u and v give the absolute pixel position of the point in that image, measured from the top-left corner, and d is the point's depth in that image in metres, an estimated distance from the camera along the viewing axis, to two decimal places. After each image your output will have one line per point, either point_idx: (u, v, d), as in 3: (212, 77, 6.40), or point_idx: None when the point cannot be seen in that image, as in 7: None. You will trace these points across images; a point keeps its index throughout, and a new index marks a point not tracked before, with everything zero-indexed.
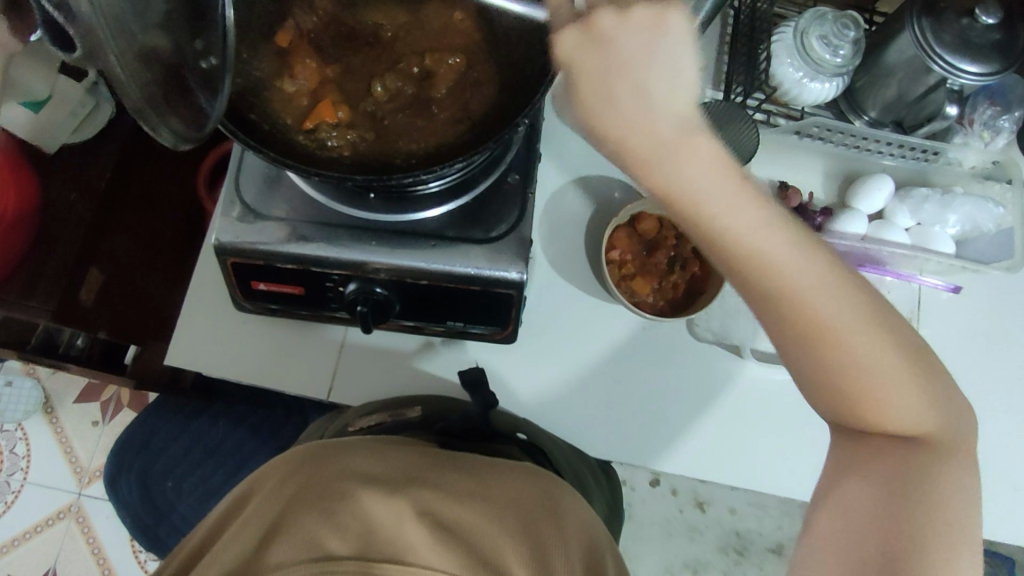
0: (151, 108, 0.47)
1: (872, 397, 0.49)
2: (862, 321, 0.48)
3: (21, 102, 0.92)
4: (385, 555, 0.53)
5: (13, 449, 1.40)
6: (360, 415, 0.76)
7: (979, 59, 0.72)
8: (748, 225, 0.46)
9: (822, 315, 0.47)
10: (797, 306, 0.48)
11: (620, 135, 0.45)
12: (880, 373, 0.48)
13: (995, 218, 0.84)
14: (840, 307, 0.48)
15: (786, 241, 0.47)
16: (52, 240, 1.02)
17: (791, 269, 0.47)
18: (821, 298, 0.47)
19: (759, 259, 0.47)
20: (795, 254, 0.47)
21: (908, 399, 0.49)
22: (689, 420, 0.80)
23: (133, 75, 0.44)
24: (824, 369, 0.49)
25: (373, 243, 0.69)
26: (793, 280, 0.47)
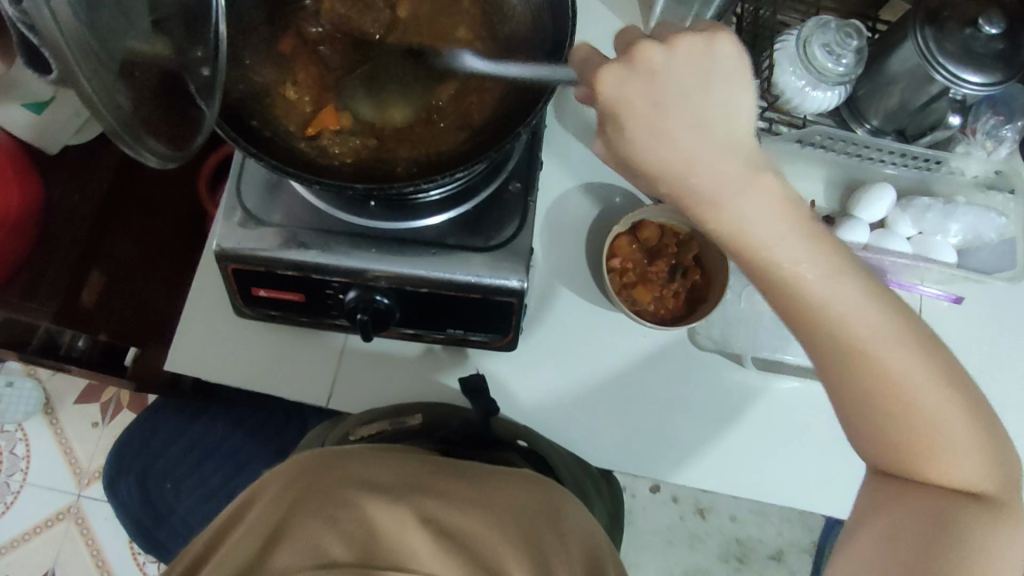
0: (137, 130, 0.46)
1: (927, 449, 0.50)
2: (926, 369, 0.50)
3: (24, 103, 0.90)
4: (389, 563, 0.54)
5: (13, 450, 1.40)
6: (360, 424, 0.76)
7: (983, 69, 0.71)
8: (819, 272, 0.49)
9: (889, 364, 0.49)
10: (863, 356, 0.49)
11: (682, 167, 0.48)
12: (940, 424, 0.50)
13: (997, 227, 0.84)
14: (908, 356, 0.49)
15: (857, 292, 0.49)
16: (53, 241, 1.02)
17: (861, 317, 0.49)
18: (889, 347, 0.49)
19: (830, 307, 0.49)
20: (870, 305, 0.50)
21: (964, 456, 0.50)
22: (689, 428, 0.80)
23: (112, 97, 0.44)
24: (881, 415, 0.50)
25: (373, 250, 0.69)
26: (864, 329, 0.49)
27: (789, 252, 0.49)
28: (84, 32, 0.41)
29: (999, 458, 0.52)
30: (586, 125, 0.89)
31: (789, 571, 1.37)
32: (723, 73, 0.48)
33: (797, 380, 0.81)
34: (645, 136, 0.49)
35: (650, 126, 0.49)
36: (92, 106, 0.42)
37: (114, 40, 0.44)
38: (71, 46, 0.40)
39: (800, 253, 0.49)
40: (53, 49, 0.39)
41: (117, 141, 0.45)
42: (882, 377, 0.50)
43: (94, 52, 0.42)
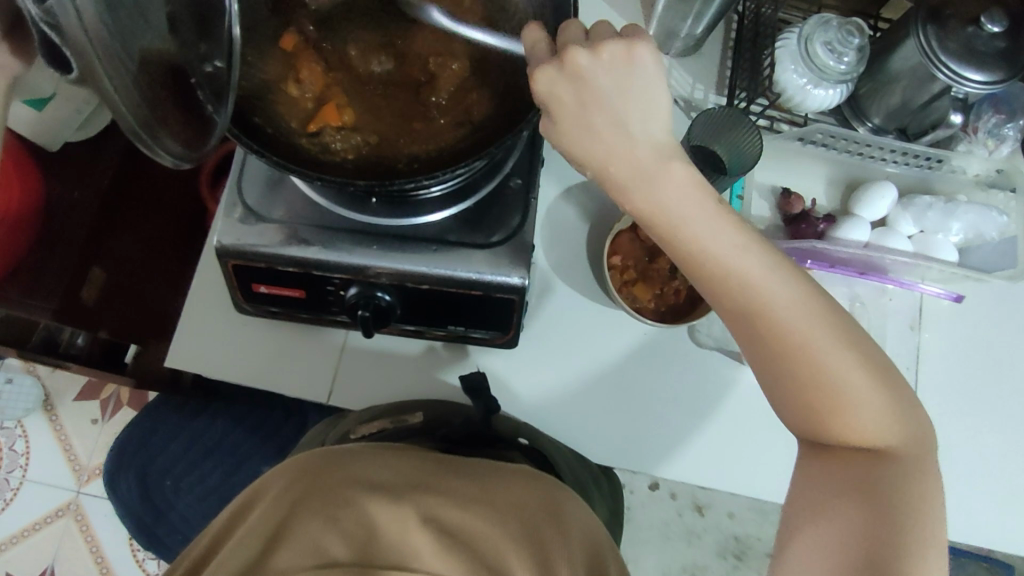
0: (153, 129, 0.46)
1: (839, 415, 0.50)
2: (831, 335, 0.50)
3: (24, 99, 0.90)
4: (389, 562, 0.55)
5: (13, 447, 1.40)
6: (361, 422, 0.76)
7: (985, 67, 0.71)
8: (721, 244, 0.50)
9: (790, 326, 0.50)
10: (769, 321, 0.50)
11: (604, 158, 0.51)
12: (847, 389, 0.49)
13: (999, 226, 0.83)
14: (808, 321, 0.50)
15: (761, 264, 0.50)
16: (58, 239, 1.02)
17: (760, 281, 0.50)
18: (790, 312, 0.50)
19: (735, 277, 0.50)
20: (773, 274, 0.50)
21: (877, 421, 0.50)
22: (689, 426, 0.80)
23: (133, 94, 0.43)
24: (787, 383, 0.50)
25: (374, 247, 0.69)
26: (767, 298, 0.50)
27: (691, 221, 0.50)
28: (105, 32, 0.40)
29: (913, 428, 0.51)
30: None
31: None
32: (640, 82, 0.50)
33: None
34: (577, 135, 0.51)
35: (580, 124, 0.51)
36: (111, 103, 0.42)
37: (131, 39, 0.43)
38: (95, 46, 0.40)
39: (701, 227, 0.50)
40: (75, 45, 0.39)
41: (134, 139, 0.45)
42: (787, 344, 0.50)
43: (115, 53, 0.41)
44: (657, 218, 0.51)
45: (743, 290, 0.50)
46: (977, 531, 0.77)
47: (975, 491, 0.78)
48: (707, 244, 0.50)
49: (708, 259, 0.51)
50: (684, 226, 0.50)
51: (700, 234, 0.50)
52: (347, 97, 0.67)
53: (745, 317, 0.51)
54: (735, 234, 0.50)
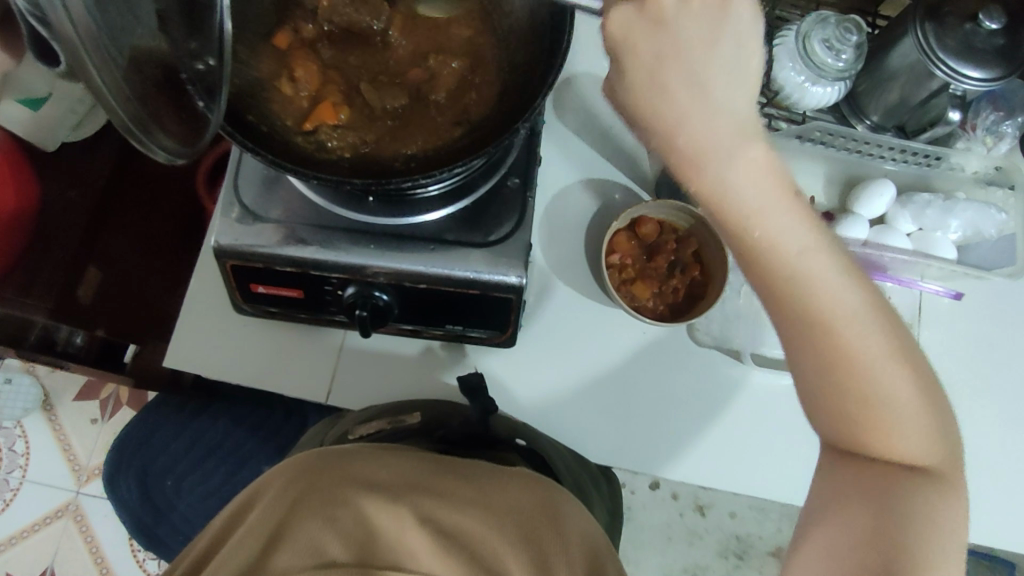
0: (145, 125, 0.46)
1: (887, 430, 0.48)
2: (888, 346, 0.48)
3: (20, 99, 0.90)
4: (388, 563, 0.55)
5: (12, 447, 1.40)
6: (359, 422, 0.76)
7: (983, 64, 0.71)
8: (794, 246, 0.46)
9: (854, 339, 0.47)
10: (834, 332, 0.47)
11: (673, 124, 0.46)
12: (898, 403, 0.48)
13: (997, 224, 0.83)
14: (870, 332, 0.47)
15: (830, 269, 0.47)
16: (48, 239, 1.02)
17: (831, 291, 0.47)
18: (856, 323, 0.47)
19: (804, 282, 0.47)
20: (841, 282, 0.47)
21: (918, 432, 0.49)
22: (687, 423, 0.80)
23: (119, 85, 0.44)
24: (840, 394, 0.48)
25: (371, 246, 0.69)
26: (836, 307, 0.47)
27: (765, 218, 0.46)
28: (91, 24, 0.41)
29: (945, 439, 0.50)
30: (585, 121, 0.89)
31: None
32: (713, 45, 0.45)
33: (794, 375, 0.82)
34: (644, 95, 0.47)
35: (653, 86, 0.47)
36: (102, 96, 0.43)
37: (120, 35, 0.44)
38: (82, 38, 0.40)
39: (775, 224, 0.46)
40: (62, 35, 0.39)
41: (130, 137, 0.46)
42: (850, 357, 0.47)
43: (103, 47, 0.42)
44: (727, 209, 0.46)
45: (811, 299, 0.47)
46: (978, 528, 0.77)
47: (976, 490, 0.78)
48: (779, 244, 0.46)
49: (780, 260, 0.46)
50: (756, 225, 0.46)
51: (774, 235, 0.46)
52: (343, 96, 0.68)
53: (807, 325, 0.47)
54: (808, 236, 0.47)
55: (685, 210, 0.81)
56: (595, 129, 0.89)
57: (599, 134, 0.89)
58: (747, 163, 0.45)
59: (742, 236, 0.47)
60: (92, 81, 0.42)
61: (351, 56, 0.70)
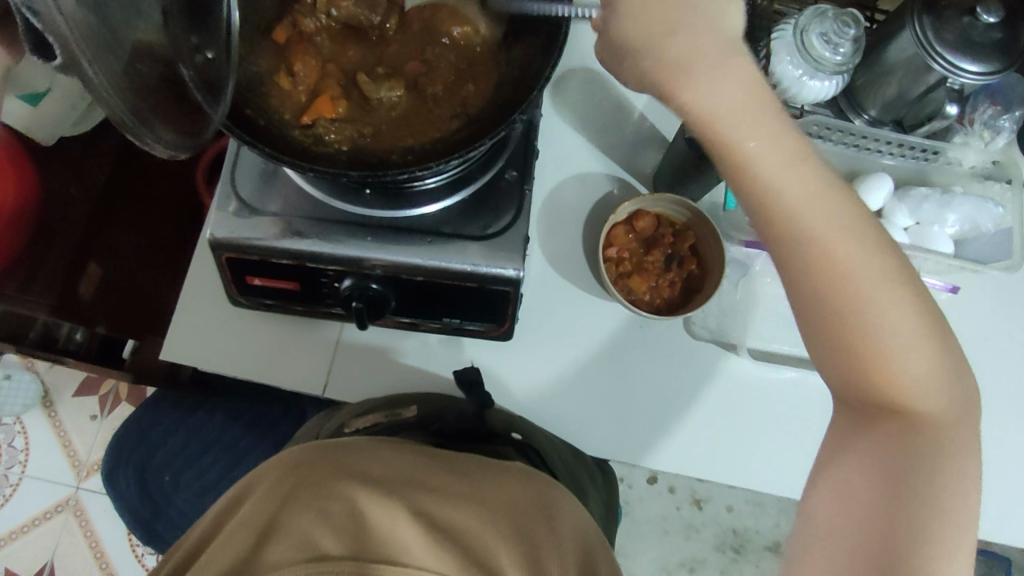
0: (143, 115, 0.47)
1: (880, 359, 0.48)
2: (881, 269, 0.49)
3: (20, 95, 0.90)
4: (380, 556, 0.53)
5: (12, 443, 1.40)
6: (355, 416, 0.76)
7: (980, 58, 0.71)
8: (777, 167, 0.50)
9: (840, 256, 0.49)
10: (819, 248, 0.49)
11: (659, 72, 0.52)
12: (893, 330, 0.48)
13: (994, 218, 0.83)
14: (858, 250, 0.49)
15: (814, 189, 0.50)
16: (53, 230, 1.03)
17: (813, 206, 0.49)
18: (844, 242, 0.49)
19: (784, 197, 0.50)
20: (826, 202, 0.50)
21: (921, 366, 0.49)
22: (682, 406, 0.80)
23: (116, 80, 0.45)
24: (832, 319, 0.49)
25: (368, 239, 0.69)
26: (818, 223, 0.49)
27: (748, 134, 0.50)
28: (84, 22, 0.43)
29: (954, 383, 0.49)
30: (583, 114, 0.89)
31: None
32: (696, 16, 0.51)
33: (791, 370, 0.82)
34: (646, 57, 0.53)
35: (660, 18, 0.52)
36: (96, 92, 0.45)
37: (119, 30, 0.45)
38: (72, 29, 0.42)
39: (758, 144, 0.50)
40: (53, 30, 0.41)
41: (126, 130, 0.47)
42: (837, 275, 0.49)
43: (97, 45, 0.43)
44: (715, 131, 0.51)
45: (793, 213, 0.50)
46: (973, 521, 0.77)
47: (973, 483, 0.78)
48: (762, 161, 0.50)
49: (762, 176, 0.50)
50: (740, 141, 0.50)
51: (757, 152, 0.50)
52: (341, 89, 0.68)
53: (796, 241, 0.50)
54: (791, 156, 0.50)
55: (682, 204, 0.81)
56: (592, 123, 0.89)
57: (597, 127, 0.89)
58: (731, 84, 0.50)
59: (732, 155, 0.51)
60: (83, 75, 0.44)
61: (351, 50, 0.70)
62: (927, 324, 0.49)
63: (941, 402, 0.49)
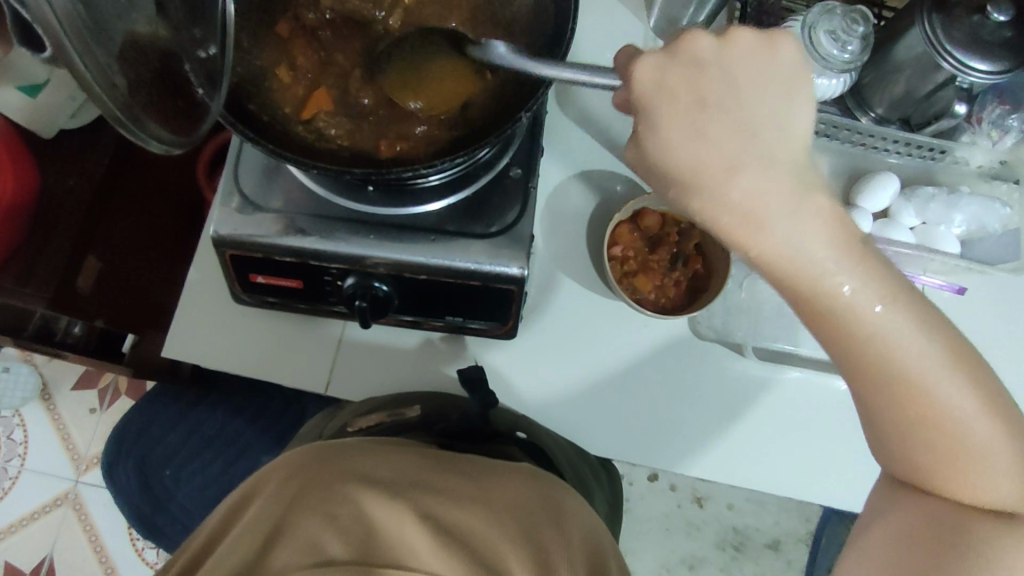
0: (135, 113, 0.44)
1: (961, 474, 0.48)
2: (967, 389, 0.47)
3: (20, 86, 0.90)
4: (388, 560, 0.52)
5: (11, 436, 1.40)
6: (358, 415, 0.76)
7: (990, 57, 0.70)
8: (864, 301, 0.46)
9: (923, 387, 0.47)
10: (901, 382, 0.47)
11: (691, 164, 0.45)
12: (976, 448, 0.47)
13: (1001, 218, 0.84)
14: (941, 377, 0.47)
15: (903, 317, 0.46)
16: (51, 225, 1.00)
17: (901, 336, 0.46)
18: (938, 377, 0.47)
19: (870, 329, 0.46)
20: (912, 328, 0.46)
21: (999, 476, 0.48)
22: (708, 430, 0.80)
23: (107, 76, 0.41)
24: (911, 439, 0.48)
25: (371, 236, 0.68)
26: (905, 354, 0.46)
27: (832, 277, 0.45)
28: (76, 18, 0.39)
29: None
30: (588, 111, 0.88)
31: (786, 560, 1.37)
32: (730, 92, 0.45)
33: (797, 369, 0.81)
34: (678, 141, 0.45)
35: (692, 131, 0.45)
36: (90, 88, 0.40)
37: (111, 22, 0.42)
38: (63, 24, 0.37)
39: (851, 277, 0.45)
40: (47, 28, 0.37)
41: (120, 130, 0.43)
42: (915, 406, 0.47)
43: (86, 40, 0.39)
44: (794, 274, 0.45)
45: (879, 345, 0.46)
46: None
47: None
48: (844, 298, 0.46)
49: (845, 313, 0.46)
50: (822, 284, 0.45)
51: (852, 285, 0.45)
52: (341, 86, 0.67)
53: (878, 374, 0.47)
54: (879, 285, 0.46)
55: None
56: (597, 119, 0.88)
57: (602, 124, 0.88)
58: (806, 219, 0.44)
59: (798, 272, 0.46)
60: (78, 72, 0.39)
61: (351, 40, 0.68)
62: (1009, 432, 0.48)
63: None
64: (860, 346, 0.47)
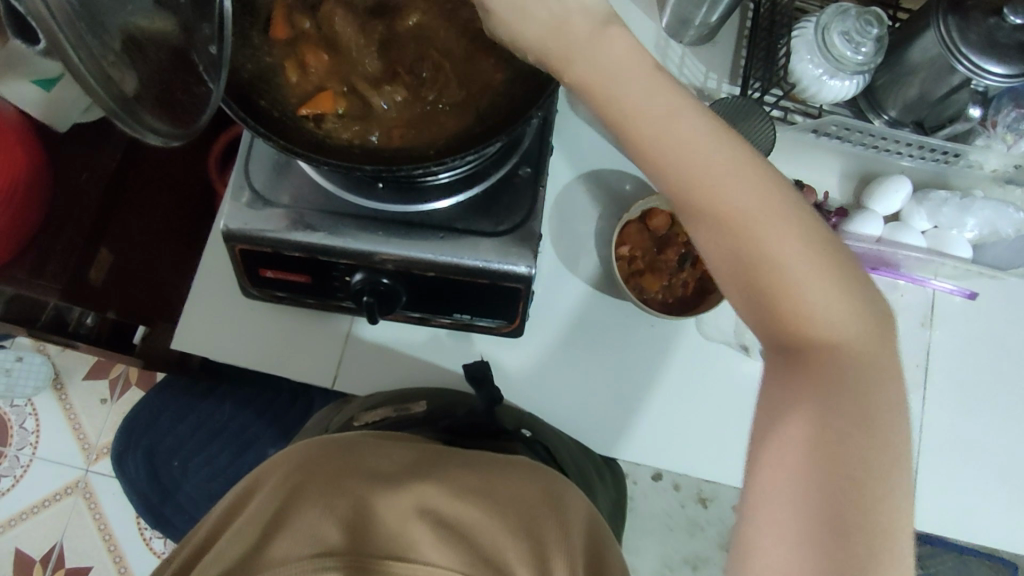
0: (130, 107, 0.44)
1: (776, 286, 0.46)
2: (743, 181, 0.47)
3: (33, 79, 0.90)
4: (387, 553, 0.54)
5: (23, 424, 1.42)
6: (365, 409, 0.77)
7: (1006, 59, 0.70)
8: (657, 108, 0.48)
9: (726, 197, 0.47)
10: (703, 191, 0.47)
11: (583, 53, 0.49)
12: (780, 247, 0.46)
13: (1015, 223, 0.82)
14: (740, 177, 0.47)
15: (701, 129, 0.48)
16: (63, 220, 1.01)
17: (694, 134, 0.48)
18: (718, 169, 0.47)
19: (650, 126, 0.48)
20: (713, 141, 0.48)
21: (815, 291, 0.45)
22: (709, 430, 0.79)
23: (103, 69, 0.42)
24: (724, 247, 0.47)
25: (381, 232, 0.68)
26: (703, 163, 0.47)
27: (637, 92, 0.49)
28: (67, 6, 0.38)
29: (860, 301, 0.46)
30: None
31: None
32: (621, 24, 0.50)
33: None
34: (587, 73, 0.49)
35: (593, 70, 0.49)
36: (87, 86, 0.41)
37: (108, 15, 0.42)
38: (57, 20, 0.38)
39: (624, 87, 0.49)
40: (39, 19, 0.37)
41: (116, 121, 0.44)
42: (717, 211, 0.47)
43: (77, 29, 0.39)
44: (612, 103, 0.49)
45: (679, 157, 0.47)
46: (985, 526, 0.77)
47: (983, 488, 0.78)
48: (643, 108, 0.48)
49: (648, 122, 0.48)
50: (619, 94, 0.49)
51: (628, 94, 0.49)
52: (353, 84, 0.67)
53: (682, 189, 0.48)
54: (673, 100, 0.49)
55: None
56: None
57: None
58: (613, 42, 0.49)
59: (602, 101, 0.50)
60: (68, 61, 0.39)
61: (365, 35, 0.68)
62: (826, 248, 0.46)
63: (853, 338, 0.45)
64: (665, 157, 0.48)
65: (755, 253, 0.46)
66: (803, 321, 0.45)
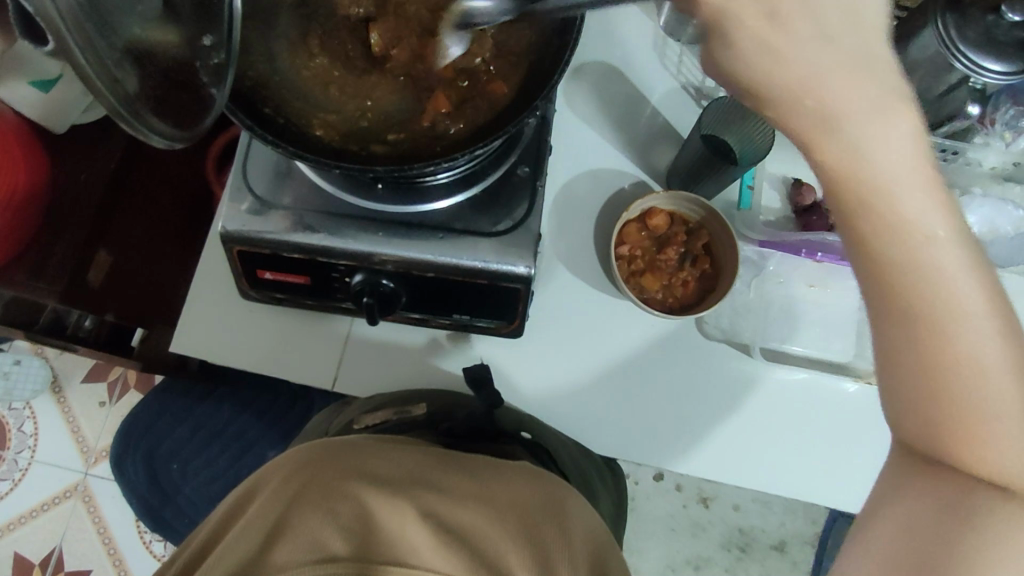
0: (135, 107, 0.43)
1: (976, 437, 0.41)
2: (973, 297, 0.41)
3: (31, 80, 0.90)
4: (387, 558, 0.52)
5: (21, 428, 1.41)
6: (364, 412, 0.76)
7: (1004, 57, 0.70)
8: (923, 226, 0.40)
9: (942, 307, 0.40)
10: (939, 329, 0.41)
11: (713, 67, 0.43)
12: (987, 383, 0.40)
13: (1014, 220, 0.84)
14: (990, 326, 0.41)
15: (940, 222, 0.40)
16: (63, 222, 1.02)
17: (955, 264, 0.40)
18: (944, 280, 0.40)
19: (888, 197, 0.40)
20: (947, 236, 0.40)
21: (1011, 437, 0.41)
22: (710, 430, 0.79)
23: (110, 71, 0.41)
24: (912, 351, 0.42)
25: (381, 233, 0.68)
26: (955, 300, 0.40)
27: (909, 198, 0.40)
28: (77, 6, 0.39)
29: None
30: (597, 110, 0.88)
31: (791, 562, 1.37)
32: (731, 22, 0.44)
33: (804, 371, 0.81)
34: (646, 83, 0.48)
35: None
36: (89, 83, 0.40)
37: (117, 19, 0.42)
38: (67, 21, 0.38)
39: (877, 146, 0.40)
40: (46, 19, 0.37)
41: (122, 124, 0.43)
42: (946, 352, 0.41)
43: (93, 38, 0.40)
44: (865, 200, 0.41)
45: (921, 281, 0.41)
46: None
47: None
48: (908, 220, 0.40)
49: (909, 238, 0.40)
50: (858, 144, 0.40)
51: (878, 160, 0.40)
52: (375, 95, 0.68)
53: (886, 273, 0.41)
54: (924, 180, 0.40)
55: (695, 202, 0.80)
56: (607, 119, 0.88)
57: (612, 124, 0.88)
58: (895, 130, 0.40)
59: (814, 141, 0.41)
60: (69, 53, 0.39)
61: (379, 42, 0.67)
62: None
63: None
64: (897, 274, 0.41)
65: (960, 369, 0.41)
66: (993, 474, 0.41)
